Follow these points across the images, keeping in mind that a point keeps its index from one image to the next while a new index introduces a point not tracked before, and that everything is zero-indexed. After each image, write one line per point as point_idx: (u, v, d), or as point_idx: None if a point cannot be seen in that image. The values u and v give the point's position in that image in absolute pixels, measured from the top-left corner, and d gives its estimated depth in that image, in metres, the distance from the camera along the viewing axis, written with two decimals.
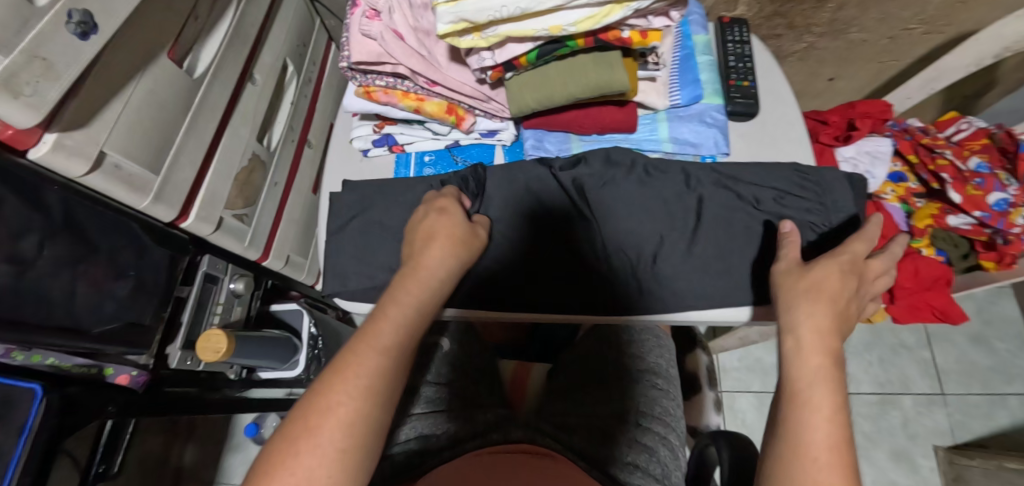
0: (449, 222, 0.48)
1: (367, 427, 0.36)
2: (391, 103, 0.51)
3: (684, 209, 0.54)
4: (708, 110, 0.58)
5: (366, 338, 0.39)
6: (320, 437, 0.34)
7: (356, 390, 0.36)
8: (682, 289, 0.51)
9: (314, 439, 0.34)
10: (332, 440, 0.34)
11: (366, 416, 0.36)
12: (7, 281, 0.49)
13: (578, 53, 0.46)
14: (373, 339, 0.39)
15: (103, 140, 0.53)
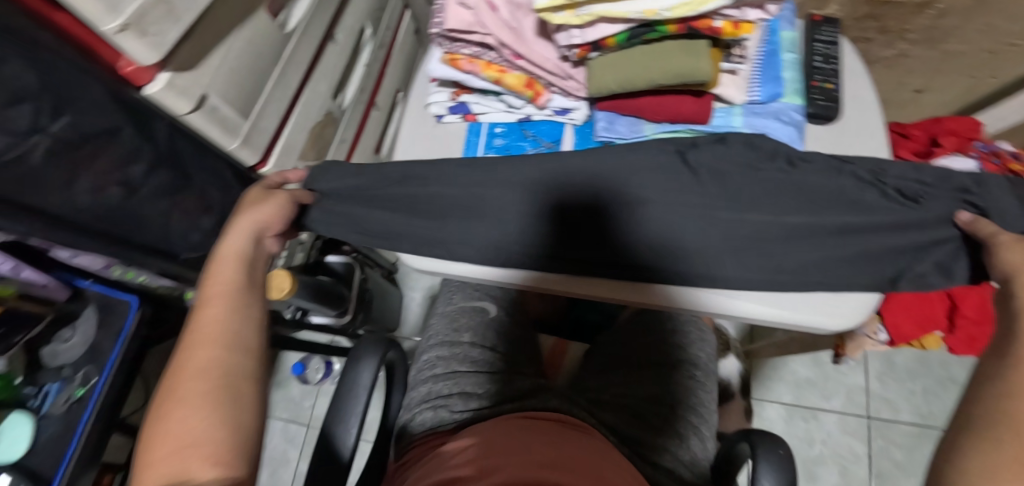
0: (252, 195, 0.51)
1: (227, 377, 0.39)
2: (474, 72, 0.53)
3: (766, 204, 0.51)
4: (787, 109, 0.57)
5: (205, 304, 0.43)
6: (178, 386, 0.38)
7: (206, 345, 0.40)
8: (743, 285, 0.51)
9: (175, 395, 0.37)
10: (187, 395, 0.37)
11: (226, 357, 0.40)
12: (117, 200, 0.54)
13: (666, 39, 0.46)
14: (216, 299, 0.43)
15: (206, 83, 0.56)
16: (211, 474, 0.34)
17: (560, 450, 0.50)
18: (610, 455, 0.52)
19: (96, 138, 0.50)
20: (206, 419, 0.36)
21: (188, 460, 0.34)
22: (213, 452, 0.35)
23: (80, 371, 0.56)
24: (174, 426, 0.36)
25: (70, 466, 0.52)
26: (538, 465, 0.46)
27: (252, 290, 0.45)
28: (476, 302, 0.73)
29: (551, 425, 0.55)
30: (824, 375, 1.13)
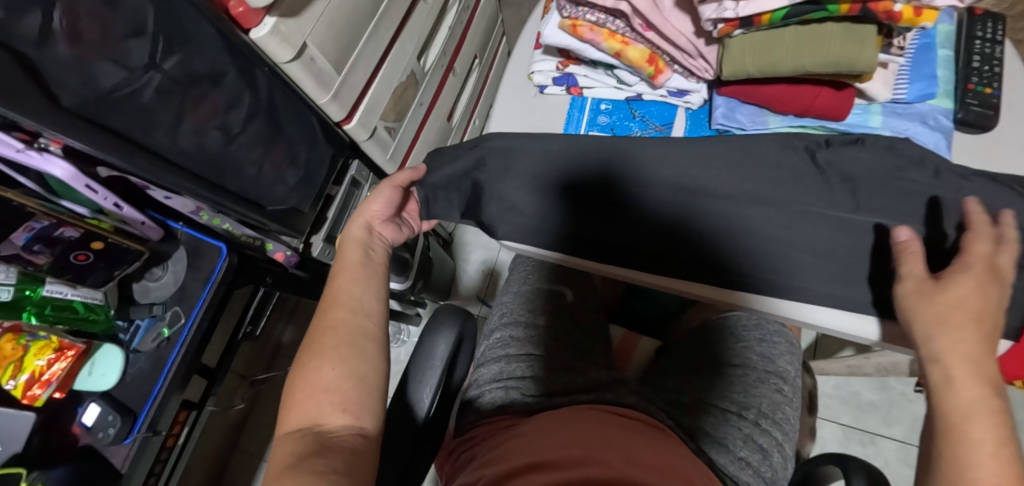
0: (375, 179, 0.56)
1: (356, 337, 0.43)
2: (594, 42, 0.49)
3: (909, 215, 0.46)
4: (935, 112, 0.51)
5: (339, 271, 0.47)
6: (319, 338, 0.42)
7: (336, 308, 0.44)
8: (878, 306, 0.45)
9: (315, 348, 0.42)
10: (326, 347, 0.42)
11: (358, 319, 0.44)
12: (216, 146, 0.54)
13: (826, 21, 0.41)
14: (346, 270, 0.47)
15: (308, 32, 0.54)
16: (342, 418, 0.38)
17: (647, 449, 0.48)
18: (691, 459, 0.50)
19: (203, 81, 0.50)
20: (340, 369, 0.40)
21: (323, 407, 0.38)
22: (345, 401, 0.39)
23: (169, 310, 0.57)
24: (313, 374, 0.40)
25: (157, 402, 0.54)
26: (628, 463, 0.44)
27: (377, 263, 0.49)
28: (552, 286, 0.71)
29: (635, 423, 0.52)
30: (891, 401, 1.06)
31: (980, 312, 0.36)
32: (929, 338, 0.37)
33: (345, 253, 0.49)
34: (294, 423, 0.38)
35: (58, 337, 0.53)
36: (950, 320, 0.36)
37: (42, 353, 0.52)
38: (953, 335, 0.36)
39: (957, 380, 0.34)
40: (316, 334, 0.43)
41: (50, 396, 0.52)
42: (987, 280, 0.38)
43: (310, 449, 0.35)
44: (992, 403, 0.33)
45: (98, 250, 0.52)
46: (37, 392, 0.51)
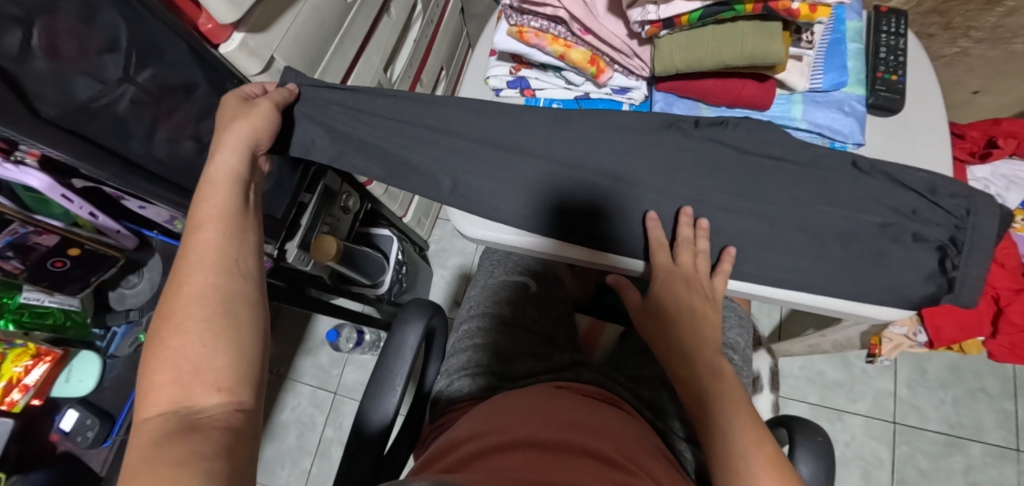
0: (232, 108, 0.47)
1: (225, 303, 0.35)
2: (540, 46, 0.54)
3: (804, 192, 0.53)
4: (848, 99, 0.57)
5: (193, 227, 0.39)
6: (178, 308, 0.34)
7: (195, 269, 0.36)
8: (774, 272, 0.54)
9: (172, 321, 0.33)
10: (187, 321, 0.33)
11: (227, 282, 0.36)
12: (191, 155, 0.57)
13: (738, 20, 0.46)
14: (207, 222, 0.39)
15: (275, 46, 0.58)
16: (216, 397, 0.31)
17: (587, 416, 0.50)
18: (627, 422, 0.52)
19: (176, 94, 0.53)
20: (212, 345, 0.33)
21: (192, 388, 0.31)
22: (220, 378, 0.32)
23: (146, 315, 0.60)
24: (173, 355, 0.32)
25: (135, 405, 0.56)
26: (567, 429, 0.46)
27: (243, 213, 0.41)
28: (517, 278, 0.75)
29: (576, 396, 0.55)
30: (852, 378, 1.12)
31: (703, 298, 0.54)
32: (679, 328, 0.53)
33: (199, 205, 0.40)
34: (157, 407, 0.30)
35: (35, 344, 0.55)
36: (706, 342, 0.52)
37: (19, 359, 0.53)
38: (698, 331, 0.53)
39: (714, 379, 0.49)
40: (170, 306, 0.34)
41: (28, 403, 0.54)
42: (676, 281, 0.54)
43: (174, 434, 0.28)
44: (736, 394, 0.47)
45: (76, 256, 0.54)
46: (16, 398, 0.53)
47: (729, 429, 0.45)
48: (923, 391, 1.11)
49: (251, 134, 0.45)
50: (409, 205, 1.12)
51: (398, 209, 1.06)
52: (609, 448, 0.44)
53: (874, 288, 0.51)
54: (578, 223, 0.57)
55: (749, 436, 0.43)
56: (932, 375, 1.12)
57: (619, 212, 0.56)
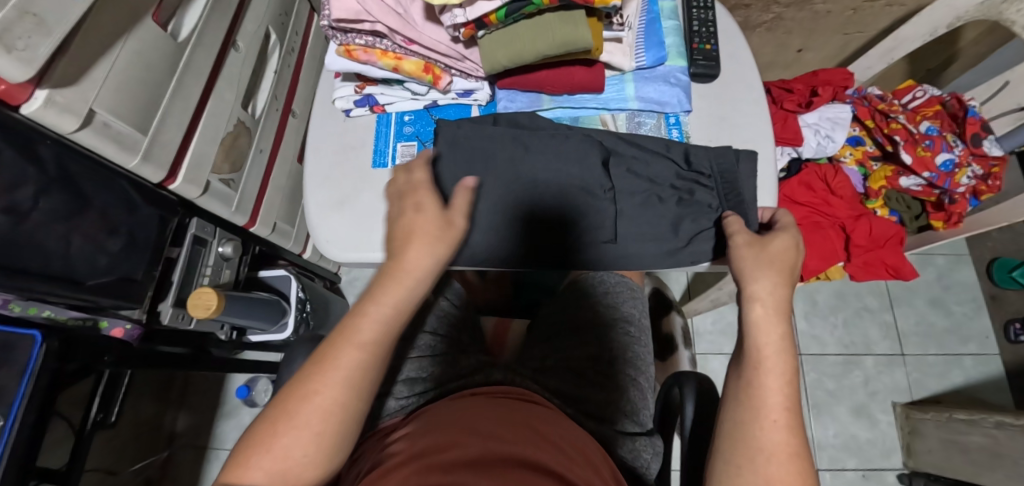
0: (430, 228, 0.44)
1: (347, 414, 0.40)
2: (371, 62, 0.54)
3: (648, 167, 0.58)
4: (672, 71, 0.62)
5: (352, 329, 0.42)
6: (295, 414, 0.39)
7: (334, 383, 0.40)
8: (631, 250, 0.56)
9: (296, 420, 0.39)
10: (307, 429, 0.39)
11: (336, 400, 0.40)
12: (6, 230, 0.51)
13: (544, 13, 0.48)
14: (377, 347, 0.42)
15: (93, 98, 0.54)
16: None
17: (503, 421, 0.49)
18: (533, 411, 0.53)
19: None
20: (310, 454, 0.39)
21: (274, 478, 0.38)
22: (294, 472, 0.39)
23: None
24: (278, 451, 0.38)
25: None
26: (474, 436, 0.45)
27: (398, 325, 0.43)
28: None
29: (498, 399, 0.54)
30: None
31: (785, 262, 0.47)
32: (751, 339, 0.44)
33: (368, 309, 0.42)
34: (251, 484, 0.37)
35: None
36: (767, 273, 0.46)
37: None
38: (773, 283, 0.46)
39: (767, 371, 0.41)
40: (304, 405, 0.39)
41: None
42: (772, 256, 0.47)
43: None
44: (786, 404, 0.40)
45: None
46: None
47: (758, 450, 0.38)
48: (818, 320, 1.22)
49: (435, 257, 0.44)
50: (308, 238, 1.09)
51: (292, 246, 1.02)
52: (542, 455, 0.44)
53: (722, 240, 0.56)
54: None
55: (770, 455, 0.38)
56: (823, 304, 1.23)
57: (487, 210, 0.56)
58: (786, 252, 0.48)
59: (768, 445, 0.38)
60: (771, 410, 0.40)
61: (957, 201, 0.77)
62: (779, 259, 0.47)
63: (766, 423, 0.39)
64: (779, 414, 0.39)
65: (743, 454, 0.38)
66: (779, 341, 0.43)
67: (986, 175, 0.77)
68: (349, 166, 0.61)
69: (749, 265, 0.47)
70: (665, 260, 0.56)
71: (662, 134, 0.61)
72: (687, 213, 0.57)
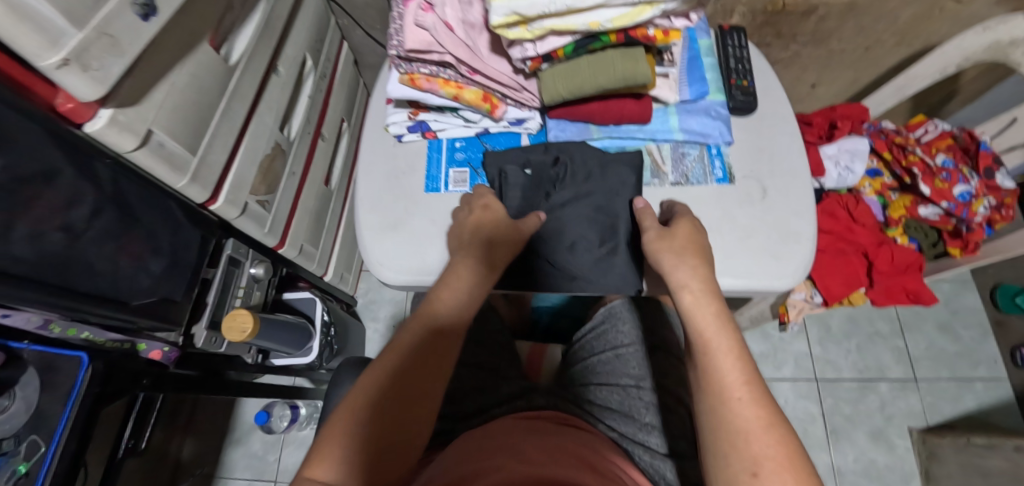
0: (467, 236, 0.54)
1: (387, 412, 0.44)
2: (433, 90, 0.55)
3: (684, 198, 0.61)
4: (713, 105, 0.64)
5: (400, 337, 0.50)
6: (348, 413, 0.43)
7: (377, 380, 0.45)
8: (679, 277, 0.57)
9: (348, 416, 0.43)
10: (353, 424, 0.42)
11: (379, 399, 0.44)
12: (60, 247, 0.51)
13: (607, 49, 0.51)
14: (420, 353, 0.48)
15: (151, 119, 0.54)
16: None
17: (547, 445, 0.49)
18: (579, 438, 0.52)
19: (35, 182, 0.47)
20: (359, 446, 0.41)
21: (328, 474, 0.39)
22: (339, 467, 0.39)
23: (24, 442, 0.53)
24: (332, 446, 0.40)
25: None
26: (515, 460, 0.45)
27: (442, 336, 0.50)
28: None
29: (541, 424, 0.55)
30: (773, 347, 1.23)
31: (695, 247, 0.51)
32: (712, 365, 0.43)
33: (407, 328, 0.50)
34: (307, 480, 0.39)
35: None
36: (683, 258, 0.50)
37: None
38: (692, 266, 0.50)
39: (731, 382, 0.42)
40: (354, 406, 0.44)
41: None
42: (666, 247, 0.51)
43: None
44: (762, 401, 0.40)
45: None
46: None
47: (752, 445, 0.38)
48: (832, 345, 1.24)
49: (475, 268, 0.52)
50: (329, 260, 1.08)
51: (316, 267, 1.01)
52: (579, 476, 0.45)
53: (772, 268, 0.58)
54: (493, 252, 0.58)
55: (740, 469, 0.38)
56: (835, 330, 1.25)
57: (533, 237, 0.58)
58: (691, 234, 0.52)
59: (740, 425, 0.39)
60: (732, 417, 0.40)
61: (975, 230, 0.80)
62: (687, 249, 0.51)
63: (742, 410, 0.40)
64: (743, 392, 0.41)
65: (727, 442, 0.39)
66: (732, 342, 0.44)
67: (999, 205, 0.80)
68: (402, 190, 0.62)
69: (667, 256, 0.50)
70: (718, 286, 0.57)
71: (705, 165, 0.62)
72: (738, 239, 0.59)
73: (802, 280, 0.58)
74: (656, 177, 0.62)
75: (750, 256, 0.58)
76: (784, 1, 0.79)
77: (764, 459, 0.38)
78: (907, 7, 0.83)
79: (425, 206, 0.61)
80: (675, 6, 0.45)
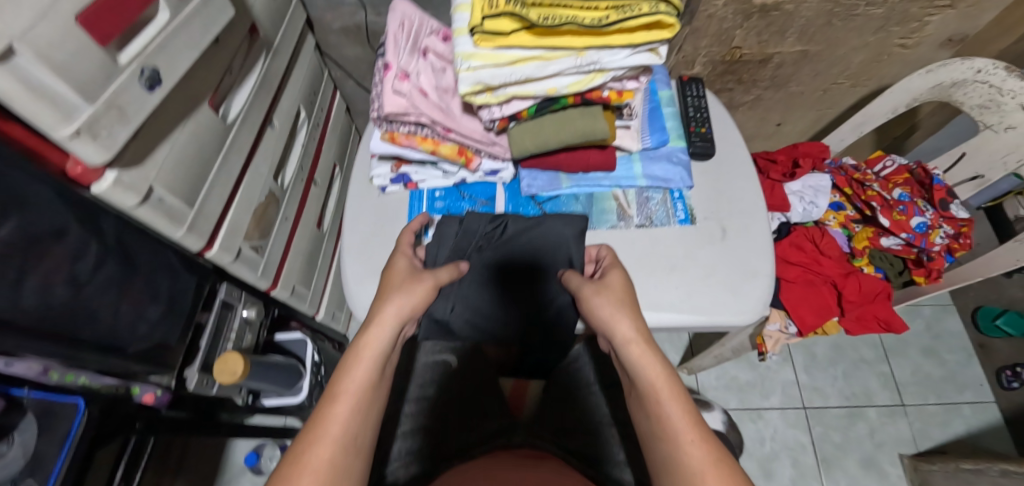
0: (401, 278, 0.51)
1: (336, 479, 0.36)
2: (412, 146, 0.61)
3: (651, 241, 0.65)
4: (674, 151, 0.70)
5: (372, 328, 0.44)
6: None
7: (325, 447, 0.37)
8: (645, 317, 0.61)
9: None
10: None
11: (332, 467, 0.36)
12: (65, 299, 0.55)
13: (568, 108, 0.56)
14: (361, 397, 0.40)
15: (153, 177, 0.59)
16: None
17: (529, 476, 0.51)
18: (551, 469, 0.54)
19: (45, 240, 0.52)
20: None
21: None
22: None
23: None
24: None
25: None
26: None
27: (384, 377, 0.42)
28: (437, 356, 0.77)
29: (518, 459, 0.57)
30: (760, 376, 1.25)
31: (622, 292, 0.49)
32: (652, 409, 0.41)
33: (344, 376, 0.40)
34: None
35: None
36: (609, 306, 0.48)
37: None
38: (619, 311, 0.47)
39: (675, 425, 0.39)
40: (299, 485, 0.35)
41: None
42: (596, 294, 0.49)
43: None
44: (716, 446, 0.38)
45: None
46: None
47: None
48: (818, 372, 1.26)
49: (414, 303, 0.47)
50: (321, 300, 1.11)
51: (308, 308, 1.05)
52: None
53: (733, 305, 0.61)
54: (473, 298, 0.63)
55: None
56: (820, 357, 1.27)
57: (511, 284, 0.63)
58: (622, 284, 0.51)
59: (692, 470, 0.37)
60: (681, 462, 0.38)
61: (935, 259, 0.85)
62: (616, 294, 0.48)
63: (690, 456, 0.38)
64: (693, 432, 0.39)
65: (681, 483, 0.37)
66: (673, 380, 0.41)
67: (956, 234, 0.85)
68: (385, 238, 0.66)
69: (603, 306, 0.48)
70: (683, 323, 0.61)
71: (668, 207, 0.67)
72: (702, 277, 0.63)
73: (762, 315, 0.62)
74: (622, 219, 0.66)
75: (713, 296, 0.62)
76: (741, 52, 0.86)
77: None
78: (857, 53, 0.89)
79: None
80: (624, 72, 0.51)
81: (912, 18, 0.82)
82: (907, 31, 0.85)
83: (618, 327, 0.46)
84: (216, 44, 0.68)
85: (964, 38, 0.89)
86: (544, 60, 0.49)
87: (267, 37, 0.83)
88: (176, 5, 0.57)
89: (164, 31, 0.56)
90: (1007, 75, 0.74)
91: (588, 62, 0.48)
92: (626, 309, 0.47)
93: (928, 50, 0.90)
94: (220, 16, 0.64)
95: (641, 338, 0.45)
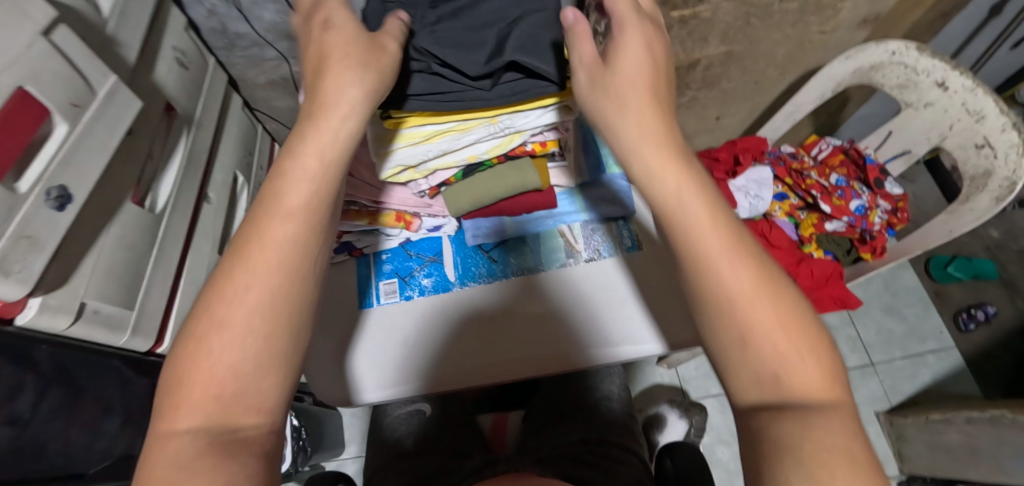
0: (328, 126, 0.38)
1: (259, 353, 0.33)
2: (347, 221, 0.62)
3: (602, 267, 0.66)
4: (613, 178, 0.70)
5: (283, 171, 0.37)
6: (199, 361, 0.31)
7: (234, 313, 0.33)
8: (609, 332, 0.62)
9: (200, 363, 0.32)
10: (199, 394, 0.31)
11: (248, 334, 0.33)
12: (9, 442, 0.52)
13: (496, 165, 0.56)
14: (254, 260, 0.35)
15: (83, 292, 0.57)
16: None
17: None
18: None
19: None
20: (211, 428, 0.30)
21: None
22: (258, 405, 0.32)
23: None
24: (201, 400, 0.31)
25: None
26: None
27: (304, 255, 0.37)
28: (412, 406, 0.80)
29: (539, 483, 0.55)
30: None
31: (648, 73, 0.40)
32: (685, 245, 0.36)
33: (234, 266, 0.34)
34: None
35: None
36: (636, 121, 0.39)
37: None
38: (642, 124, 0.39)
39: (717, 272, 0.35)
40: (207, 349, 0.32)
41: None
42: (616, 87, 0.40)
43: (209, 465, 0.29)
44: (770, 298, 0.34)
45: None
46: None
47: (760, 339, 0.33)
48: None
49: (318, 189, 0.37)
50: None
51: None
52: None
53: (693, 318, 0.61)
54: (438, 337, 0.63)
55: (734, 340, 0.34)
56: None
57: (473, 322, 0.64)
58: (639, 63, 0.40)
59: (727, 295, 0.35)
60: (735, 330, 0.34)
61: (878, 235, 0.88)
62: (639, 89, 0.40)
63: (725, 289, 0.35)
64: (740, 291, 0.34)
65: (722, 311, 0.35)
66: (710, 234, 0.36)
67: (894, 209, 0.89)
68: (337, 312, 0.66)
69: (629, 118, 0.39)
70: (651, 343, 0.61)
71: (613, 237, 0.67)
72: (658, 292, 0.63)
73: None
74: (570, 256, 0.66)
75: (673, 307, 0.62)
76: None
77: (758, 324, 0.33)
78: (780, 46, 0.91)
79: (362, 322, 0.65)
80: (542, 129, 0.51)
81: (827, 6, 0.82)
82: (824, 19, 0.86)
83: (656, 175, 0.38)
84: (128, 137, 0.65)
85: (880, 17, 0.91)
86: (458, 131, 0.49)
87: (186, 112, 0.80)
88: (71, 114, 0.54)
89: (63, 147, 0.53)
90: (919, 55, 0.76)
91: (501, 128, 0.48)
92: (643, 113, 0.39)
93: (848, 32, 0.91)
94: (126, 111, 0.61)
95: (687, 190, 0.37)
